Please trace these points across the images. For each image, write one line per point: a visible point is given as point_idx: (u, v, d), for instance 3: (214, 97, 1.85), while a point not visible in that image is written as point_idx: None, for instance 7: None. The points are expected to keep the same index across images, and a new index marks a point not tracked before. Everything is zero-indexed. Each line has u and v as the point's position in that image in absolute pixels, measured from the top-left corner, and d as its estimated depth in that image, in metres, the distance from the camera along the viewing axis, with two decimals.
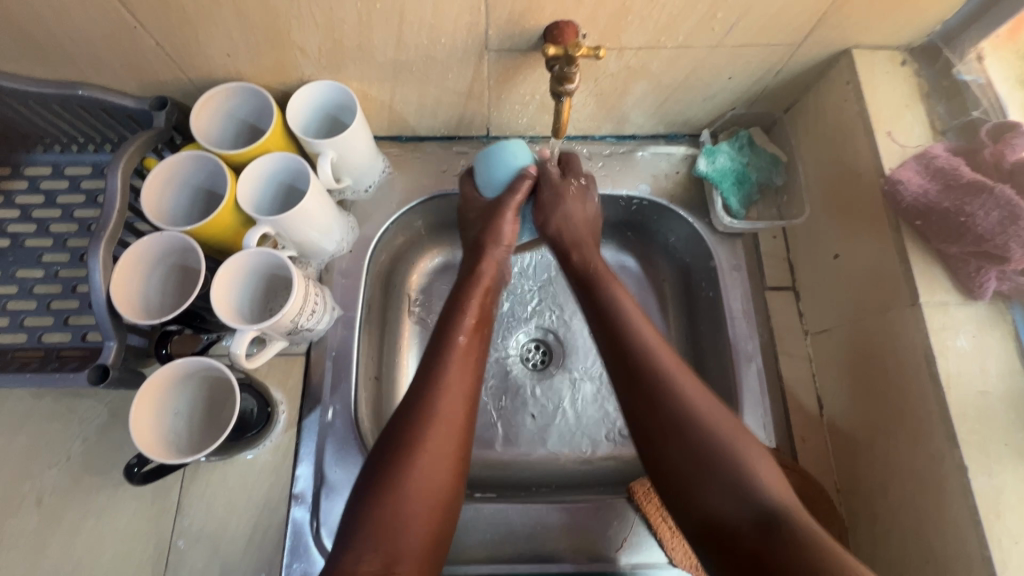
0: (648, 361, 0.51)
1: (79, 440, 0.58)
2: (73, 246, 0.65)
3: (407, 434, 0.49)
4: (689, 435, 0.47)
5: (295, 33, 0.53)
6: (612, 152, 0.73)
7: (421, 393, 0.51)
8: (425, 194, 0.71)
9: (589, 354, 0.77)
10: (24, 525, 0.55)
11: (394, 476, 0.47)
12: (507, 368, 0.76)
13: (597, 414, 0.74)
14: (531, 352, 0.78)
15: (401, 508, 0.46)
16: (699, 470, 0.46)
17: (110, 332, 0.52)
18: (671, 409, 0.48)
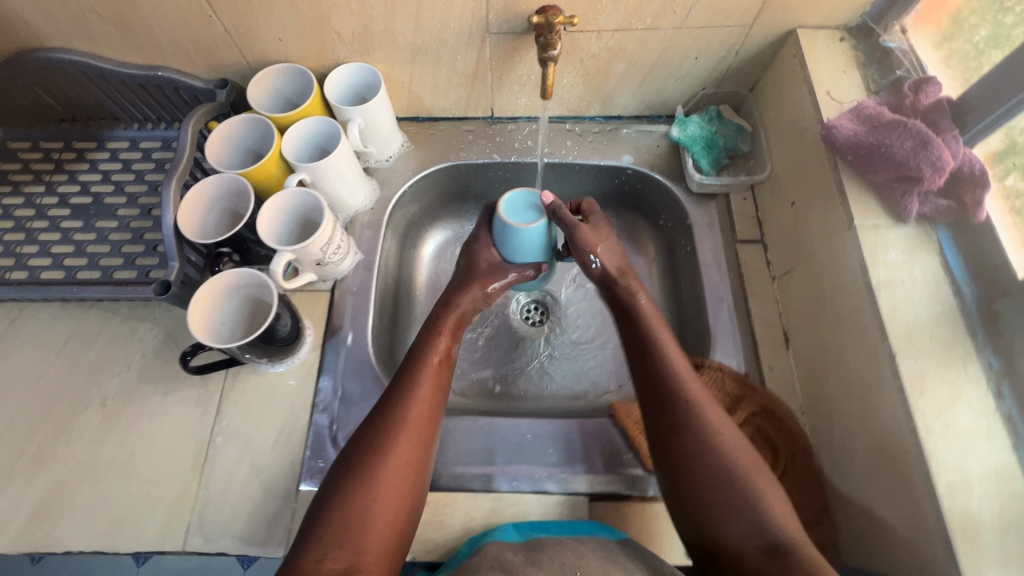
0: (662, 356, 0.59)
1: (139, 355, 0.69)
2: (143, 202, 0.79)
3: (375, 444, 0.54)
4: (686, 427, 0.54)
5: (334, 19, 0.66)
6: (600, 130, 0.84)
7: (391, 411, 0.56)
8: (437, 164, 0.82)
9: (582, 312, 0.86)
10: (89, 421, 0.65)
11: (352, 496, 0.50)
12: (509, 322, 0.85)
13: (590, 362, 0.82)
14: (531, 311, 0.87)
15: (374, 519, 0.50)
16: (688, 451, 0.53)
17: (173, 253, 0.63)
18: (686, 398, 0.55)
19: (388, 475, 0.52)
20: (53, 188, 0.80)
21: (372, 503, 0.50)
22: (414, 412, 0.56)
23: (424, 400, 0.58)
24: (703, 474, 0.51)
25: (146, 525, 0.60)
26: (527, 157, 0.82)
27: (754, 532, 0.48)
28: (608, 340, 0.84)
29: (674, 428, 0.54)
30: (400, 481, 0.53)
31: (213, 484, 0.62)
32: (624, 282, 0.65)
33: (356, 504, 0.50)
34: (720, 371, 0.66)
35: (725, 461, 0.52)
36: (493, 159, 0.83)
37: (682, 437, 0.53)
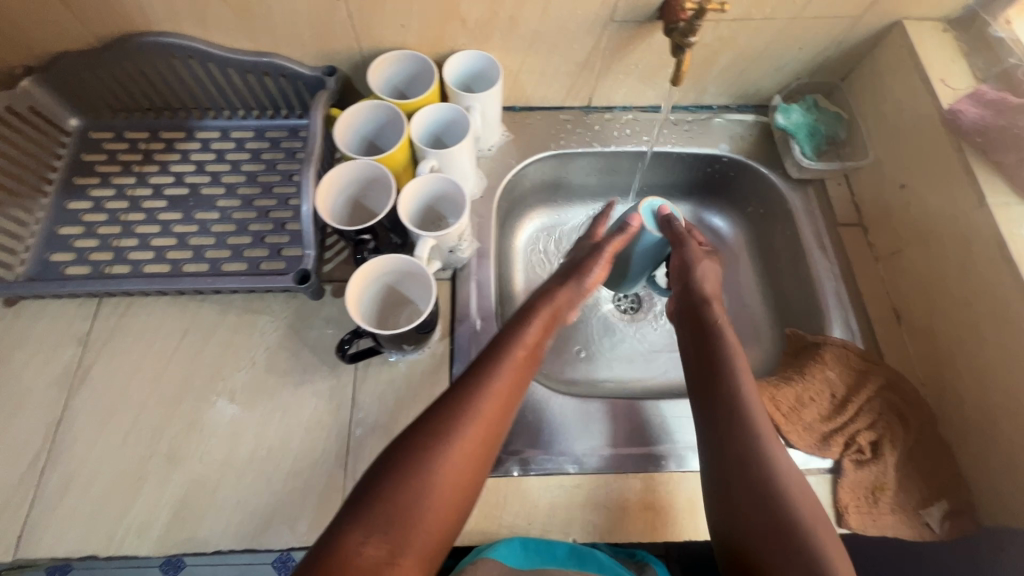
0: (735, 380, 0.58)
1: (262, 348, 0.67)
2: (244, 193, 0.76)
3: (447, 425, 0.50)
4: (751, 461, 0.53)
5: (463, 5, 0.66)
6: (694, 119, 0.86)
7: (461, 395, 0.52)
8: (538, 152, 0.82)
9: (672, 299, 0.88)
10: (221, 416, 0.63)
11: (406, 485, 0.46)
12: (603, 312, 0.87)
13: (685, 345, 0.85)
14: (622, 299, 0.88)
15: (422, 515, 0.45)
16: (755, 484, 0.52)
17: (309, 243, 0.64)
18: (755, 430, 0.54)
19: (451, 461, 0.47)
20: (145, 179, 0.77)
21: (431, 489, 0.46)
22: (487, 406, 0.52)
23: (498, 392, 0.53)
24: (761, 512, 0.51)
25: (296, 520, 0.58)
26: (628, 145, 0.84)
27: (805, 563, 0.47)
28: None
29: (746, 458, 0.53)
30: (458, 476, 0.48)
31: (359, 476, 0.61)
32: (708, 304, 0.65)
33: (405, 491, 0.45)
34: (844, 348, 0.69)
35: (776, 487, 0.52)
36: (593, 148, 0.84)
37: (747, 468, 0.53)
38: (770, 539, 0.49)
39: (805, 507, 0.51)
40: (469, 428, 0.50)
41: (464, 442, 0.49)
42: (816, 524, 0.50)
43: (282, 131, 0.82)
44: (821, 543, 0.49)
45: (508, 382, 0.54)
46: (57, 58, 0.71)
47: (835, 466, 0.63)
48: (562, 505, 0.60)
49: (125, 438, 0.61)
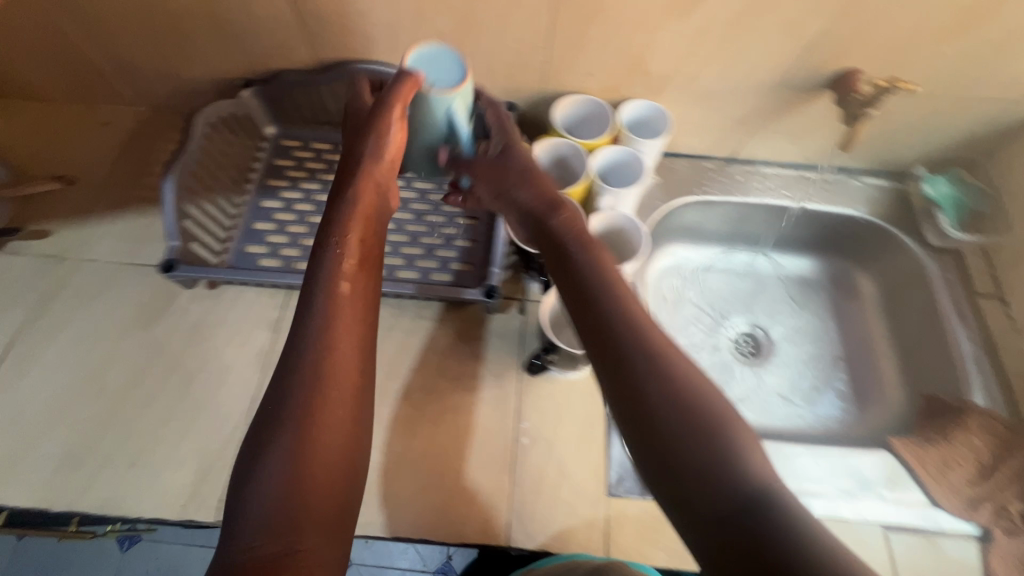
0: (644, 340, 0.48)
1: (434, 353, 0.72)
2: (415, 208, 0.81)
3: (297, 391, 0.49)
4: (645, 417, 0.44)
5: (651, 62, 0.73)
6: (833, 179, 0.89)
7: (306, 353, 0.50)
8: (684, 196, 0.88)
9: (791, 348, 0.92)
10: (399, 412, 0.68)
11: (281, 455, 0.46)
12: (722, 351, 0.93)
13: (802, 392, 0.89)
14: (742, 342, 0.94)
15: (308, 499, 0.46)
16: (699, 453, 0.42)
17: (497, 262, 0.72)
18: (674, 393, 0.45)
19: (321, 429, 0.48)
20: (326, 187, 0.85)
21: (312, 460, 0.47)
22: (343, 348, 0.52)
23: (345, 330, 0.53)
24: (702, 481, 0.41)
25: (468, 518, 0.63)
26: (772, 199, 0.89)
27: (742, 476, 0.41)
28: (818, 375, 0.90)
29: (642, 415, 0.45)
30: (324, 447, 0.48)
31: (524, 483, 0.65)
32: (607, 277, 0.54)
33: (298, 478, 0.46)
34: (993, 419, 0.73)
35: (720, 408, 0.44)
36: (734, 199, 0.89)
37: (640, 423, 0.44)
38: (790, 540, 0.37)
39: (730, 478, 0.40)
40: (338, 381, 0.51)
41: (318, 409, 0.48)
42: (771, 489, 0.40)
43: None
44: (784, 531, 0.38)
45: (350, 331, 0.53)
46: (275, 76, 0.81)
47: (985, 534, 0.64)
48: None
49: None
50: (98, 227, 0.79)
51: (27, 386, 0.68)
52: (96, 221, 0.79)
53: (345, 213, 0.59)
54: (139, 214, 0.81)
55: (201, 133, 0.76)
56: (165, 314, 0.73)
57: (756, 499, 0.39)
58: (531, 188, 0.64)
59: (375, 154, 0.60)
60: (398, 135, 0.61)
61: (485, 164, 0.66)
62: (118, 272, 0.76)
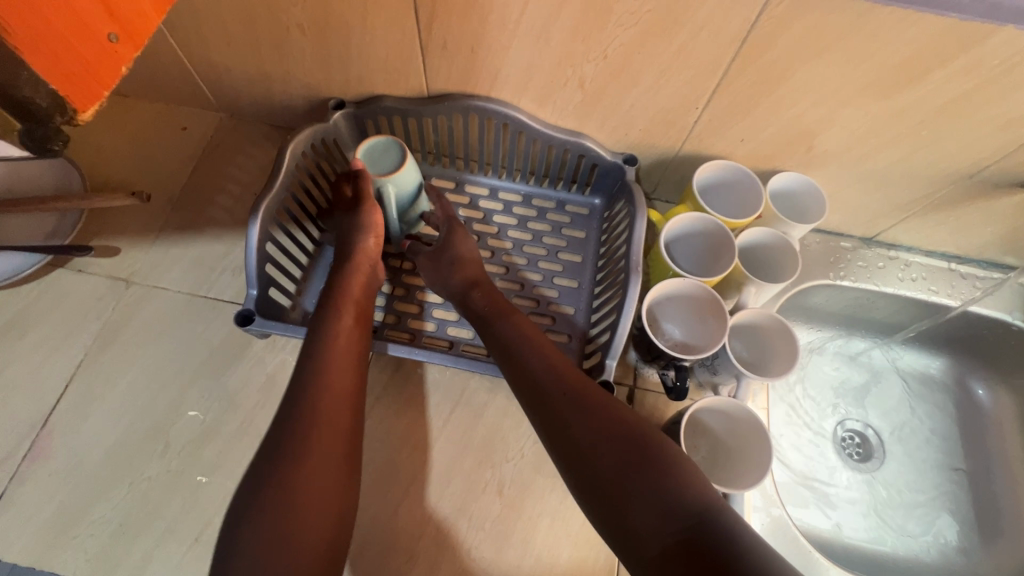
0: (579, 404, 0.52)
1: (532, 440, 0.64)
2: (509, 260, 0.75)
3: (303, 422, 0.48)
4: (589, 468, 0.48)
5: (819, 137, 0.63)
6: (985, 276, 0.79)
7: (306, 391, 0.50)
8: (813, 278, 0.78)
9: (905, 456, 0.83)
10: (490, 509, 0.61)
11: (291, 480, 0.44)
12: (828, 451, 0.82)
13: (916, 510, 0.79)
14: (848, 442, 0.84)
15: (302, 524, 0.43)
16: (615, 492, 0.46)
17: (615, 352, 0.60)
18: (583, 440, 0.49)
19: (316, 457, 0.46)
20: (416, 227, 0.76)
21: (309, 487, 0.45)
22: (337, 374, 0.52)
23: (341, 360, 0.53)
24: (643, 514, 0.44)
25: None
26: (920, 295, 0.78)
27: (683, 492, 0.44)
28: (934, 491, 0.80)
29: (582, 467, 0.48)
30: (325, 478, 0.46)
31: None
32: (536, 348, 0.57)
33: (291, 510, 0.43)
34: None
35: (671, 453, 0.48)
36: (874, 287, 0.78)
37: (592, 479, 0.47)
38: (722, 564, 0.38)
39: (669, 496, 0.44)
40: (331, 398, 0.50)
41: (321, 433, 0.47)
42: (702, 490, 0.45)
43: (548, 201, 0.79)
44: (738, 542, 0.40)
45: (347, 363, 0.54)
46: (375, 99, 0.71)
47: None
48: None
49: (395, 511, 0.60)
50: (169, 249, 0.72)
51: (85, 431, 0.61)
52: (166, 242, 0.72)
53: (348, 282, 0.61)
54: (211, 237, 0.73)
55: (291, 164, 0.65)
56: (237, 361, 0.66)
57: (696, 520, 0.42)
58: (456, 270, 0.66)
59: (360, 233, 0.63)
60: (373, 241, 0.64)
61: (428, 255, 0.67)
62: (188, 305, 0.69)
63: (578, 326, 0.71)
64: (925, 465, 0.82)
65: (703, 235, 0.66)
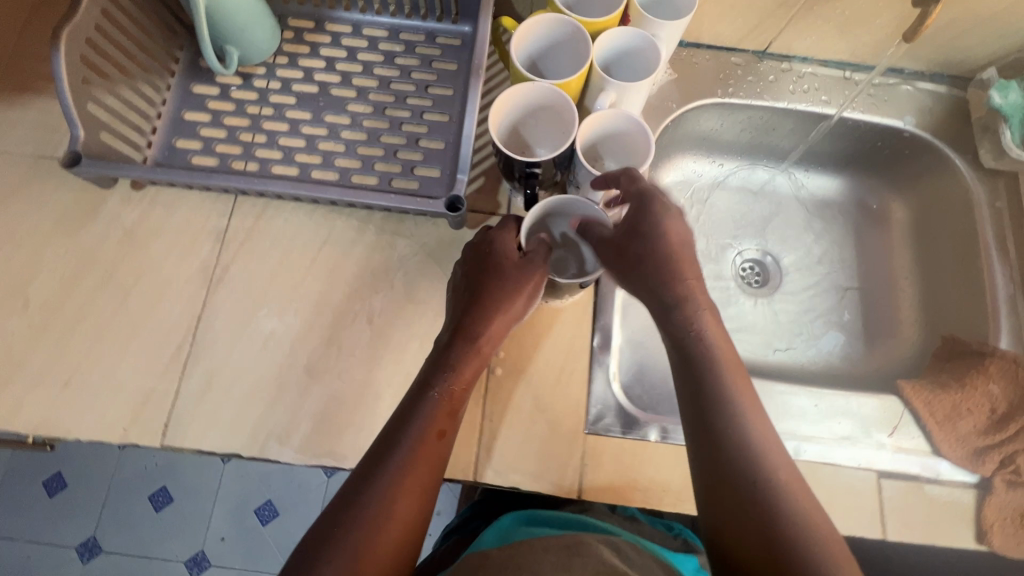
0: (723, 398, 0.49)
1: (402, 272, 0.64)
2: (376, 98, 0.70)
3: (412, 445, 0.49)
4: (700, 460, 0.47)
5: None
6: (881, 82, 0.76)
7: (420, 419, 0.50)
8: (703, 98, 0.74)
9: (801, 279, 0.83)
10: (360, 336, 0.61)
11: (380, 496, 0.46)
12: (727, 280, 0.83)
13: (809, 328, 0.80)
14: (747, 270, 0.84)
15: (375, 544, 0.45)
16: (718, 496, 0.46)
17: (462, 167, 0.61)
18: (712, 437, 0.47)
19: (408, 480, 0.47)
20: (273, 71, 0.71)
21: (391, 505, 0.46)
22: (449, 406, 0.52)
23: (456, 390, 0.53)
24: (735, 522, 0.44)
25: None
26: (810, 105, 0.75)
27: (782, 512, 0.44)
28: (829, 307, 0.81)
29: (698, 458, 0.48)
30: (404, 496, 0.47)
31: (495, 417, 0.59)
32: (696, 342, 0.51)
33: (370, 526, 0.45)
34: (1014, 363, 0.64)
35: (780, 481, 0.45)
36: (765, 102, 0.75)
37: (703, 469, 0.47)
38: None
39: (775, 515, 0.43)
40: (433, 425, 0.50)
41: (418, 461, 0.49)
42: (812, 518, 0.44)
43: (418, 34, 0.73)
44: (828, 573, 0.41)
45: (458, 396, 0.53)
46: None
47: (984, 483, 0.60)
48: None
49: (264, 344, 0.60)
50: (6, 111, 0.67)
51: None
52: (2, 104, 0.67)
53: (497, 310, 0.56)
54: (50, 96, 0.68)
55: None
56: (92, 217, 0.64)
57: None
58: (661, 237, 0.54)
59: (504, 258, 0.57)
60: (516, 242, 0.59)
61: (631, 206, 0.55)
62: (33, 166, 0.65)
63: (450, 159, 0.68)
64: (820, 284, 0.82)
65: (562, 41, 0.62)
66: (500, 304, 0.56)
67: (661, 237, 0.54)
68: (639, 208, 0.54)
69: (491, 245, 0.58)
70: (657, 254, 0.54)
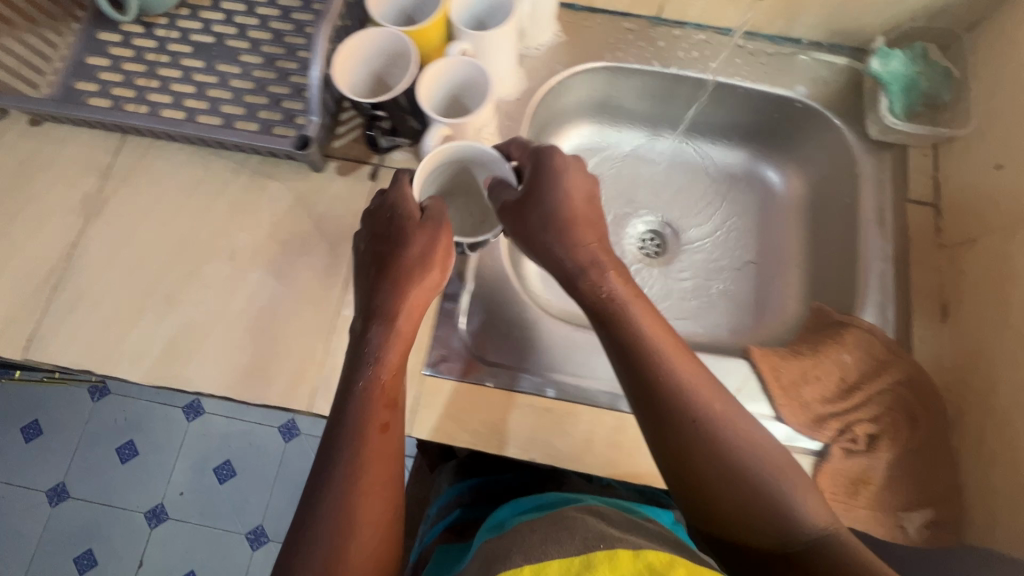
0: (663, 366, 0.46)
1: (268, 214, 0.66)
2: (267, 51, 0.72)
3: (348, 442, 0.44)
4: (665, 438, 0.45)
5: None
6: (776, 52, 0.75)
7: (342, 414, 0.46)
8: (591, 61, 0.74)
9: (700, 254, 0.80)
10: (221, 271, 0.64)
11: (335, 507, 0.42)
12: (624, 248, 0.80)
13: (699, 303, 0.77)
14: (647, 240, 0.81)
15: (351, 556, 0.41)
16: (685, 471, 0.44)
17: (315, 109, 0.62)
18: (672, 413, 0.45)
19: (368, 479, 0.44)
20: (174, 20, 0.74)
21: (364, 514, 0.43)
22: (379, 398, 0.48)
23: (388, 381, 0.49)
24: (710, 491, 0.44)
25: (273, 381, 0.61)
26: (692, 73, 0.74)
27: (752, 474, 0.44)
28: (721, 283, 0.79)
29: (658, 435, 0.46)
30: (372, 503, 0.43)
31: (339, 353, 0.62)
32: (619, 305, 0.49)
33: (340, 531, 0.42)
34: (868, 333, 0.63)
35: (738, 436, 0.45)
36: (652, 67, 0.74)
37: (660, 443, 0.46)
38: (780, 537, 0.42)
39: (749, 475, 0.44)
40: (374, 420, 0.46)
41: (366, 456, 0.44)
42: (772, 466, 0.44)
43: None
44: (802, 519, 0.42)
45: (390, 384, 0.49)
46: None
47: (822, 450, 0.59)
48: (530, 424, 0.59)
49: (131, 272, 0.64)
50: None
51: None
52: None
53: (413, 286, 0.52)
54: None
55: None
56: None
57: (809, 545, 0.41)
58: (563, 200, 0.52)
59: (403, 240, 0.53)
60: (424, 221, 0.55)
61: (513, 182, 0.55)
62: None
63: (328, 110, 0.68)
64: (716, 259, 0.80)
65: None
66: (392, 275, 0.52)
67: (557, 201, 0.52)
68: (537, 169, 0.54)
69: (390, 217, 0.55)
70: (549, 212, 0.52)
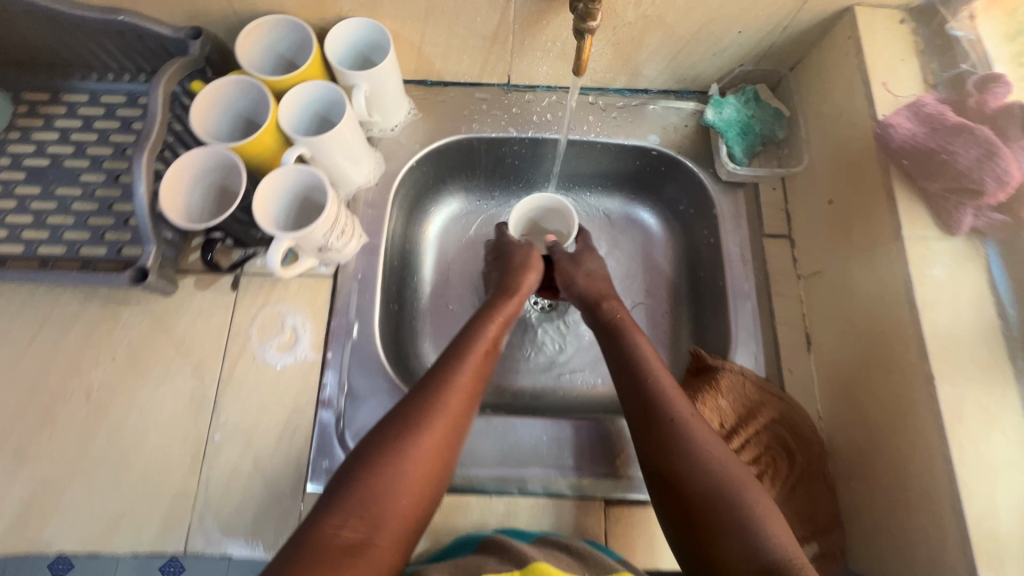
0: (656, 372, 0.56)
1: (124, 343, 0.63)
2: (110, 167, 0.69)
3: (411, 421, 0.48)
4: (655, 422, 0.52)
5: None
6: (626, 104, 0.77)
7: (426, 394, 0.51)
8: (448, 135, 0.75)
9: None
10: (75, 414, 0.60)
11: (374, 467, 0.45)
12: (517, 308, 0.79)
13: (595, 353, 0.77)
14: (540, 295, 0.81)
15: (368, 512, 0.43)
16: (678, 453, 0.50)
17: (149, 236, 0.60)
18: (674, 405, 0.53)
19: (419, 452, 0.47)
20: (4, 147, 0.70)
21: (400, 484, 0.45)
22: (464, 395, 0.53)
23: (458, 393, 0.52)
24: (694, 467, 0.49)
25: (141, 526, 0.57)
26: (547, 133, 0.76)
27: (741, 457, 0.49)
28: None
29: (648, 421, 0.53)
30: (412, 475, 0.46)
31: (212, 482, 0.59)
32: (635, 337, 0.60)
33: (368, 490, 0.44)
34: (741, 376, 0.64)
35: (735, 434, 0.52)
36: (509, 133, 0.75)
37: (658, 431, 0.52)
38: (750, 511, 0.45)
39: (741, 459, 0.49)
40: (446, 408, 0.50)
41: (419, 433, 0.48)
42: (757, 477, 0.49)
43: None
44: (767, 518, 0.45)
45: (465, 394, 0.53)
46: None
47: None
48: None
49: None
50: None
51: None
52: None
53: (483, 327, 0.59)
54: None
55: None
56: None
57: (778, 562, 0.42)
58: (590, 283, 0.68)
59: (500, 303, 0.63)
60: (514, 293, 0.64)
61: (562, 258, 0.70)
62: None
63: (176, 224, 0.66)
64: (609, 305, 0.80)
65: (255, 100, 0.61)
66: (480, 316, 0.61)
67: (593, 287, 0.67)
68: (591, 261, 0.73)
69: (515, 261, 0.69)
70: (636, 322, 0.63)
